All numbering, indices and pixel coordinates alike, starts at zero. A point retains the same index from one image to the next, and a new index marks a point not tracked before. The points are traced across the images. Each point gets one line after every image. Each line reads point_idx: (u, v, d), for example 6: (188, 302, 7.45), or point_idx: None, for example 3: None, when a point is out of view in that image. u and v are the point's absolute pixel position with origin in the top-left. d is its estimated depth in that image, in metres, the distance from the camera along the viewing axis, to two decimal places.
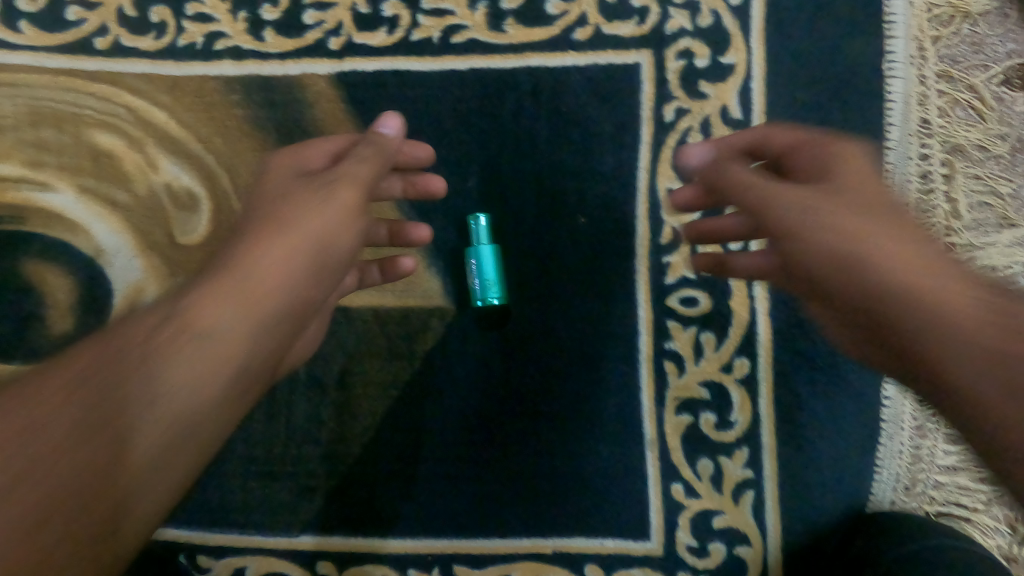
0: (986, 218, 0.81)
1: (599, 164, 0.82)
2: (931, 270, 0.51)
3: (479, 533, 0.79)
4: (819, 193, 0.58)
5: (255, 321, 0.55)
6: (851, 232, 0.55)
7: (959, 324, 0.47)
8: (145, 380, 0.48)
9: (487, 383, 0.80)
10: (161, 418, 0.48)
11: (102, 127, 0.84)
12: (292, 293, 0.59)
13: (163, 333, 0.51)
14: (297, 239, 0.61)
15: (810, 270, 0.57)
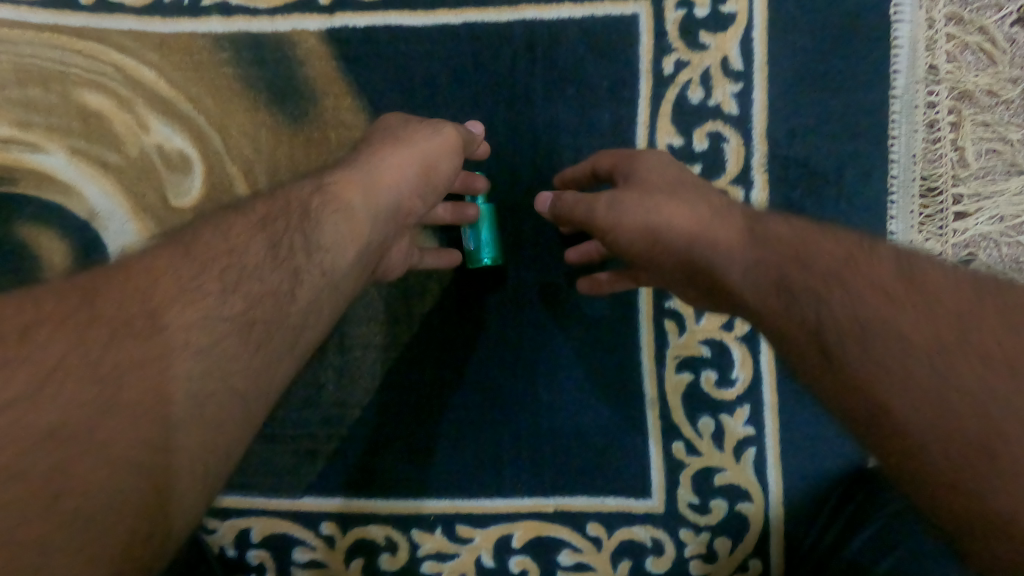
0: (994, 165, 0.80)
1: (597, 120, 0.81)
2: (714, 232, 0.58)
3: (480, 493, 0.79)
4: (610, 196, 0.65)
5: (379, 215, 0.63)
6: (646, 211, 0.62)
7: (733, 267, 0.56)
8: (304, 237, 0.58)
9: (487, 343, 0.80)
10: (319, 272, 0.57)
11: (90, 87, 0.82)
12: (409, 191, 0.67)
13: (315, 204, 0.60)
14: (420, 153, 0.68)
15: (643, 258, 0.63)
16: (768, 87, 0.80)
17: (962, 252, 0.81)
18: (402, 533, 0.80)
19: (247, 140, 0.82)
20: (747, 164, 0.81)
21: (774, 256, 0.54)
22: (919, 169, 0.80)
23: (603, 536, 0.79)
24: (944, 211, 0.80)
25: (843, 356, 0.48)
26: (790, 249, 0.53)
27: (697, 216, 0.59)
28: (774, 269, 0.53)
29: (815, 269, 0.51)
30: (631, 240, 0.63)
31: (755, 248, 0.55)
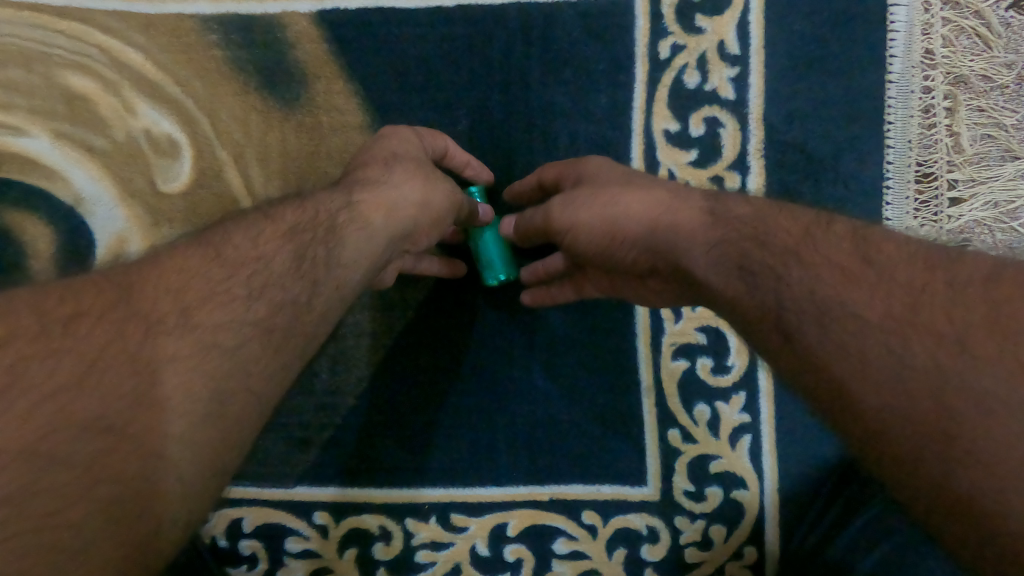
0: (989, 150, 0.79)
1: (593, 104, 0.80)
2: (667, 223, 0.59)
3: (475, 481, 0.79)
4: (565, 197, 0.66)
5: (391, 240, 0.62)
6: (602, 207, 0.63)
7: (696, 253, 0.56)
8: (327, 250, 0.56)
9: (482, 330, 0.79)
10: (328, 286, 0.55)
11: (74, 69, 0.80)
12: (422, 229, 0.66)
13: (336, 220, 0.58)
14: (444, 199, 0.67)
15: (604, 251, 0.65)
16: (765, 71, 0.79)
17: (957, 238, 0.80)
18: (396, 522, 0.79)
19: (236, 124, 0.81)
20: (744, 149, 0.80)
21: (738, 233, 0.54)
22: (914, 155, 0.79)
23: (598, 524, 0.78)
24: (939, 196, 0.80)
25: (806, 340, 0.46)
26: (751, 230, 0.53)
27: (648, 209, 0.61)
28: (736, 253, 0.53)
29: (776, 249, 0.51)
30: (590, 236, 0.65)
31: (705, 230, 0.56)
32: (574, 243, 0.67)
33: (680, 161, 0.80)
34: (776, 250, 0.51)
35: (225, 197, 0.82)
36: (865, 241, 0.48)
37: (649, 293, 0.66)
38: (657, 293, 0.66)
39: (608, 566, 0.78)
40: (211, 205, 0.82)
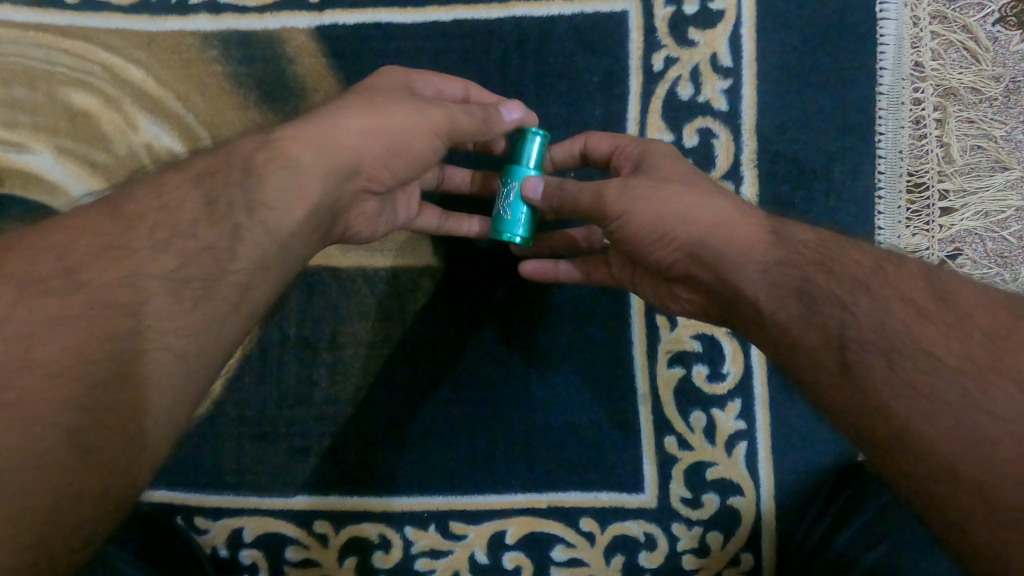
0: (979, 161, 0.80)
1: (588, 116, 0.81)
2: (720, 233, 0.58)
3: (473, 489, 0.79)
4: (622, 183, 0.62)
5: (332, 177, 0.59)
6: (661, 201, 0.60)
7: (749, 271, 0.55)
8: (244, 194, 0.55)
9: (480, 339, 0.80)
10: (262, 233, 0.55)
11: (76, 86, 0.82)
12: (372, 158, 0.62)
13: (257, 160, 0.57)
14: (392, 120, 0.61)
15: (646, 243, 0.61)
16: (757, 83, 0.81)
17: (948, 247, 0.81)
18: (395, 531, 0.80)
19: (237, 137, 0.82)
20: (737, 159, 0.81)
21: (798, 259, 0.54)
22: (905, 165, 0.80)
23: (596, 531, 0.79)
24: (931, 206, 0.81)
25: (873, 377, 0.48)
26: (819, 258, 0.54)
27: (705, 215, 0.58)
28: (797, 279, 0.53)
29: (845, 276, 0.52)
30: (637, 228, 0.61)
31: (765, 249, 0.55)
32: (620, 230, 0.62)
33: None
34: (846, 279, 0.52)
35: None
36: (940, 281, 0.51)
37: (670, 298, 0.66)
38: (678, 303, 0.66)
39: (606, 573, 0.79)
40: None
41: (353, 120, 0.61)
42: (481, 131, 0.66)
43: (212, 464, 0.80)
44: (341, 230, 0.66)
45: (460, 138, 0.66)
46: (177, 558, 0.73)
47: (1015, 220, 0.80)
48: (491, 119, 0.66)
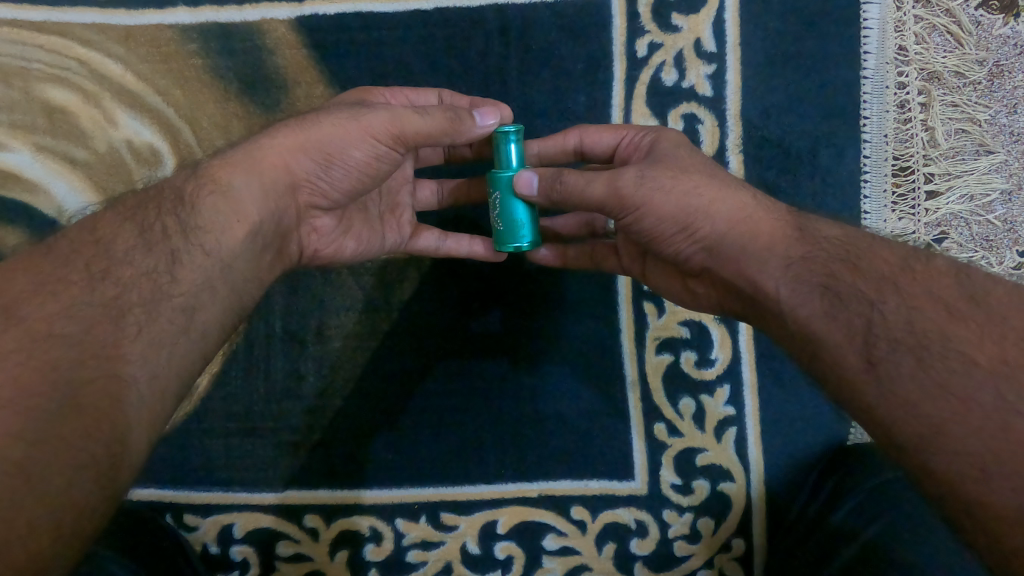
0: (964, 145, 0.80)
1: (572, 104, 0.81)
2: (746, 234, 0.58)
3: (463, 479, 0.79)
4: (640, 171, 0.60)
5: (269, 196, 0.61)
6: (684, 195, 0.59)
7: (773, 270, 0.56)
8: (178, 220, 0.57)
9: (466, 329, 0.79)
10: (201, 255, 0.56)
11: (53, 82, 0.81)
12: (307, 174, 0.62)
13: (190, 188, 0.59)
14: (321, 137, 0.61)
15: (665, 236, 0.61)
16: (741, 67, 0.81)
17: (934, 231, 0.81)
18: (386, 523, 0.79)
19: (219, 132, 0.82)
20: (722, 145, 0.81)
21: (820, 259, 0.55)
22: (890, 149, 0.80)
23: (587, 519, 0.79)
24: (916, 190, 0.81)
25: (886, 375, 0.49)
26: (844, 255, 0.55)
27: (726, 214, 0.59)
28: (820, 277, 0.54)
29: (873, 278, 0.53)
30: (658, 221, 0.60)
31: (788, 247, 0.57)
32: (637, 222, 0.61)
33: None
34: (874, 280, 0.53)
35: None
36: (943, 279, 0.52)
37: (686, 294, 0.67)
38: (695, 298, 0.66)
39: (599, 562, 0.79)
40: None
41: (279, 137, 0.62)
42: (442, 131, 0.63)
43: (201, 461, 0.79)
44: (299, 248, 0.68)
45: (418, 140, 0.63)
46: (166, 554, 0.72)
47: (1000, 203, 0.81)
48: (454, 117, 0.62)
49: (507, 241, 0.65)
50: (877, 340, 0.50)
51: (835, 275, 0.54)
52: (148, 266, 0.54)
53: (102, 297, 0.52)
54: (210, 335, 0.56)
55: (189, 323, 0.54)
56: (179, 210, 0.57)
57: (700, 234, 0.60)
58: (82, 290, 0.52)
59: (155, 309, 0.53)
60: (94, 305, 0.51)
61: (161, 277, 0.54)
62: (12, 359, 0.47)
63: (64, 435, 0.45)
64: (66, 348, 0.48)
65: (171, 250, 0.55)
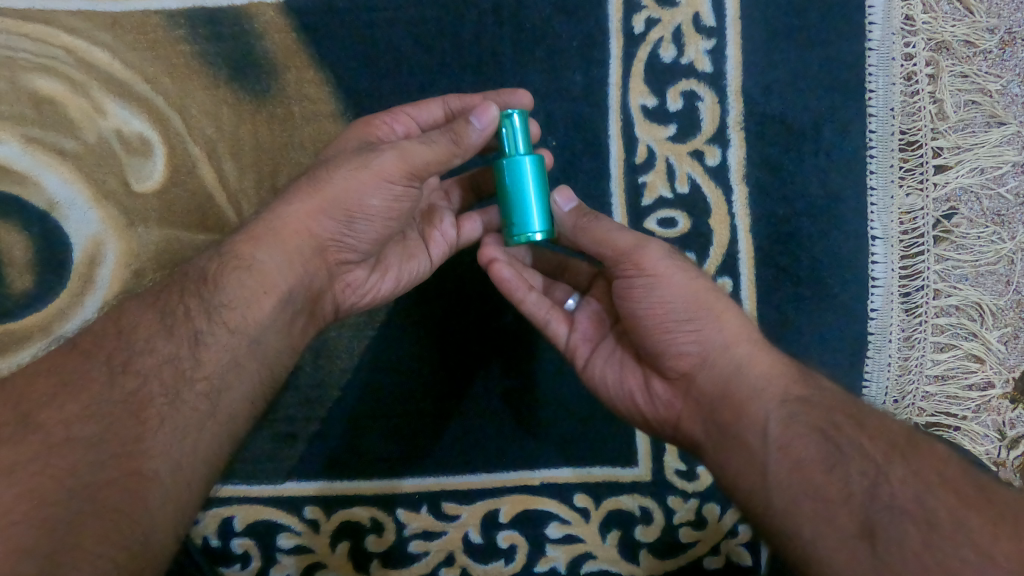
0: (974, 116, 0.78)
1: (568, 83, 0.79)
2: (748, 352, 0.57)
3: (465, 469, 0.78)
4: (668, 253, 0.61)
5: (295, 264, 0.60)
6: (701, 290, 0.60)
7: (764, 401, 0.54)
8: (202, 301, 0.57)
9: (466, 317, 0.78)
10: (226, 334, 0.57)
11: (40, 72, 0.79)
12: (329, 233, 0.61)
13: (213, 267, 0.59)
14: (338, 194, 0.59)
15: (665, 322, 0.59)
16: (742, 42, 0.79)
17: (943, 207, 0.79)
18: (388, 514, 0.78)
19: (209, 120, 0.80)
20: (724, 123, 0.79)
21: (819, 405, 0.54)
22: (898, 123, 0.78)
23: (591, 507, 0.78)
24: (925, 164, 0.78)
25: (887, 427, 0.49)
26: (843, 408, 0.55)
27: (733, 331, 0.59)
28: (816, 422, 0.53)
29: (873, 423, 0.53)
30: (667, 301, 0.59)
31: (786, 385, 0.55)
32: (643, 292, 0.59)
33: (659, 137, 0.79)
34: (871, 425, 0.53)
35: (200, 193, 0.80)
36: None
37: (646, 398, 0.62)
38: (652, 402, 0.62)
39: (603, 550, 0.77)
40: (188, 203, 0.80)
41: (293, 203, 0.61)
42: (450, 155, 0.60)
43: None
44: (334, 305, 0.66)
45: (430, 170, 0.60)
46: None
47: (1011, 175, 0.79)
48: (456, 138, 0.59)
49: (517, 234, 0.60)
50: (876, 469, 0.49)
51: (834, 422, 0.52)
52: (169, 351, 0.55)
53: (120, 392, 0.52)
54: (236, 416, 0.56)
55: (214, 407, 0.55)
56: (202, 291, 0.57)
57: (703, 331, 0.58)
58: (103, 386, 0.52)
59: (178, 396, 0.53)
60: (113, 402, 0.52)
61: (184, 361, 0.55)
62: (26, 471, 0.47)
63: (82, 537, 0.46)
64: (85, 452, 0.49)
65: (194, 334, 0.56)
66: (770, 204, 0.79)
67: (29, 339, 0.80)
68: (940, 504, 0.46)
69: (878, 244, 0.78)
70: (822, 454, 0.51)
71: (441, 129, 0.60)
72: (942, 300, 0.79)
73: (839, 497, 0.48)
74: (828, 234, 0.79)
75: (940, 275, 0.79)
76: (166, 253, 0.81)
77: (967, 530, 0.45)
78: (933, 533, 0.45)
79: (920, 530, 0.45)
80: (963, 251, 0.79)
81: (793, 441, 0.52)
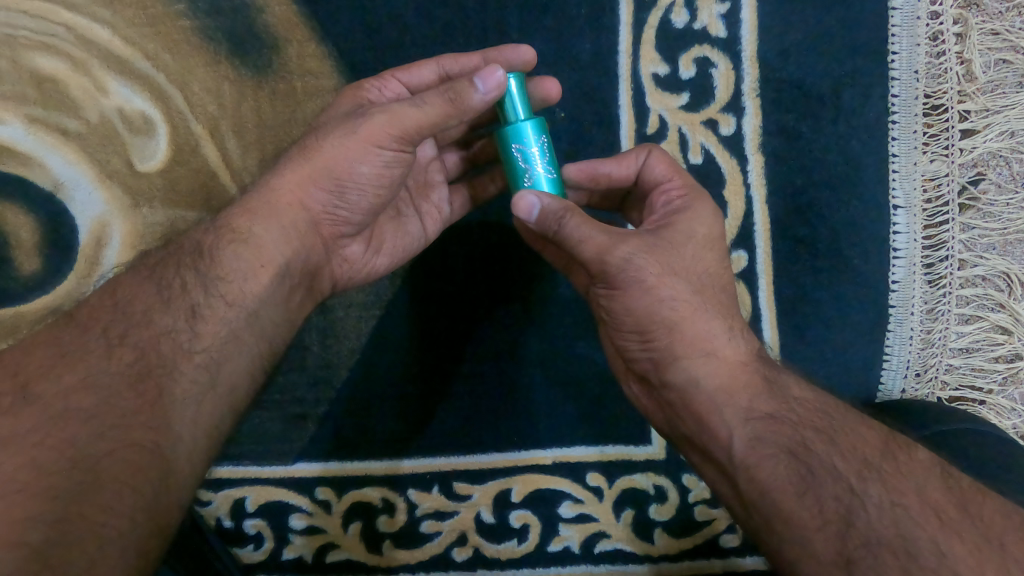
0: (1005, 76, 0.75)
1: (577, 51, 0.76)
2: (706, 360, 0.55)
3: (475, 448, 0.77)
4: (634, 256, 0.55)
5: (292, 237, 0.60)
6: (660, 301, 0.55)
7: (727, 414, 0.54)
8: (198, 273, 0.56)
9: (474, 298, 0.77)
10: (224, 305, 0.55)
11: (39, 49, 0.77)
12: (323, 204, 0.61)
13: (210, 240, 0.58)
14: (326, 163, 0.59)
15: (622, 328, 0.58)
16: (758, 5, 0.76)
17: (970, 172, 0.75)
18: (399, 494, 0.77)
19: (211, 96, 0.78)
20: (739, 90, 0.76)
21: (788, 423, 0.53)
22: (922, 86, 0.75)
23: (603, 485, 0.76)
24: (950, 129, 0.75)
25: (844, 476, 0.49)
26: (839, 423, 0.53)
27: (693, 338, 0.56)
28: (784, 443, 0.51)
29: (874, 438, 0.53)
30: (629, 306, 0.56)
31: (752, 398, 0.54)
32: (607, 296, 0.57)
33: (671, 106, 0.76)
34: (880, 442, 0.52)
35: (203, 171, 0.79)
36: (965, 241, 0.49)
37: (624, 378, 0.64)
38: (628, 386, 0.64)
39: (617, 529, 0.76)
40: (192, 182, 0.79)
41: (285, 173, 0.61)
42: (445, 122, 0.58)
43: None
44: (332, 280, 0.66)
45: (423, 133, 0.58)
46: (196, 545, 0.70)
47: None
48: (452, 97, 0.56)
49: None
50: (851, 493, 0.48)
51: (801, 441, 0.51)
52: (164, 327, 0.53)
53: (118, 364, 0.50)
54: (238, 387, 0.55)
55: (215, 378, 0.53)
56: (198, 264, 0.56)
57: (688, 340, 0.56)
58: (99, 358, 0.49)
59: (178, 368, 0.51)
60: (111, 373, 0.49)
61: (182, 334, 0.53)
62: None
63: None
64: None
65: (191, 304, 0.54)
66: (787, 173, 0.76)
67: (41, 322, 0.79)
68: (921, 533, 0.46)
69: (900, 214, 0.76)
70: (793, 478, 0.50)
71: (438, 90, 0.57)
72: (968, 270, 0.76)
73: (814, 523, 0.48)
74: (847, 205, 0.76)
75: (966, 244, 0.76)
76: (171, 235, 0.79)
77: (948, 562, 0.45)
78: (913, 565, 0.45)
79: (899, 561, 0.45)
80: (990, 219, 0.76)
81: (761, 462, 0.51)
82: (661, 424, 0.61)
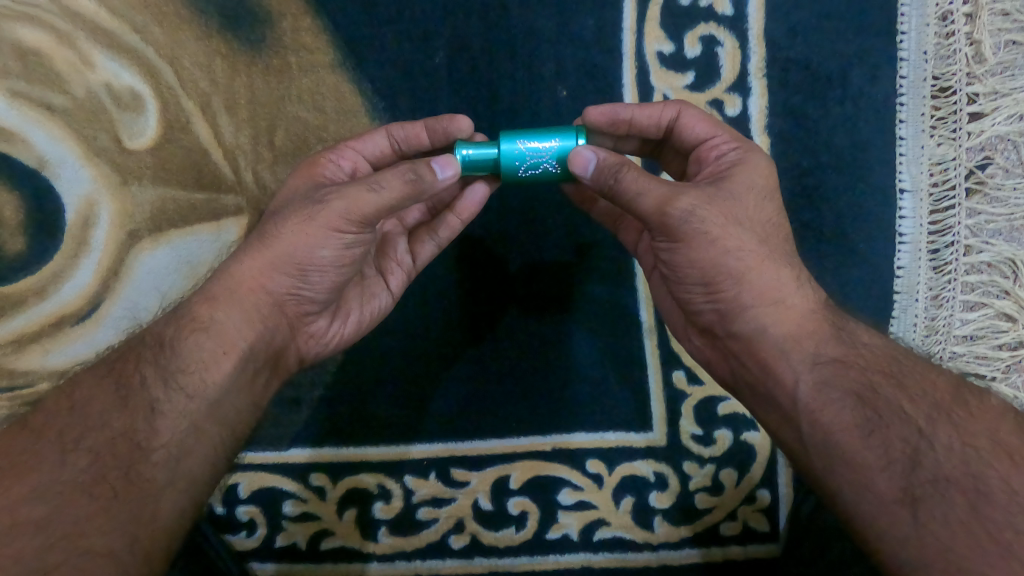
0: (1015, 58, 0.73)
1: (580, 29, 0.75)
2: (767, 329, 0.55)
3: (472, 434, 0.76)
4: (697, 208, 0.53)
5: (255, 321, 0.57)
6: (725, 252, 0.54)
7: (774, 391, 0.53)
8: (159, 367, 0.53)
9: (468, 287, 0.76)
10: (184, 399, 0.52)
11: (22, 21, 0.74)
12: (286, 289, 0.57)
13: (171, 331, 0.55)
14: (286, 249, 0.56)
15: (686, 283, 0.57)
16: None
17: (978, 156, 0.74)
18: (394, 480, 0.76)
19: (201, 70, 0.76)
20: (744, 69, 0.75)
21: (855, 365, 0.52)
22: (930, 67, 0.74)
23: (604, 472, 0.75)
24: (958, 111, 0.73)
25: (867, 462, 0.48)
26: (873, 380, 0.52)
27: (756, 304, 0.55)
28: (850, 386, 0.51)
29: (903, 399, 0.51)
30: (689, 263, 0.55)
31: (814, 348, 0.54)
32: (670, 249, 0.55)
33: (676, 85, 0.75)
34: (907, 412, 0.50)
35: (194, 150, 0.76)
36: None
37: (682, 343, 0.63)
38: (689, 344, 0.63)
39: (617, 517, 0.75)
40: (183, 160, 0.76)
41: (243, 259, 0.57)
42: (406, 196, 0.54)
43: None
44: (298, 356, 0.62)
45: (384, 215, 0.55)
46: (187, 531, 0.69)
47: None
48: (414, 176, 0.54)
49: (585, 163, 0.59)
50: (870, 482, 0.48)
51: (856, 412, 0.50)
52: None
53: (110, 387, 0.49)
54: None
55: None
56: (160, 356, 0.54)
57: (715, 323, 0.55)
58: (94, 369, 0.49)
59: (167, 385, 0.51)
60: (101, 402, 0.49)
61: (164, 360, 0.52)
62: None
63: None
64: None
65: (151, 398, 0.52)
66: (794, 155, 0.75)
67: (25, 302, 0.76)
68: (994, 495, 0.45)
69: (906, 198, 0.74)
70: (856, 425, 0.49)
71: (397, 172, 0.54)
72: (973, 256, 0.74)
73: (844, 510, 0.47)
74: (853, 187, 0.75)
75: (972, 229, 0.74)
76: (162, 216, 0.76)
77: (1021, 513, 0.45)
78: (982, 500, 0.45)
79: (967, 497, 0.45)
80: (998, 205, 0.73)
81: (820, 424, 0.50)
82: (723, 377, 0.60)
